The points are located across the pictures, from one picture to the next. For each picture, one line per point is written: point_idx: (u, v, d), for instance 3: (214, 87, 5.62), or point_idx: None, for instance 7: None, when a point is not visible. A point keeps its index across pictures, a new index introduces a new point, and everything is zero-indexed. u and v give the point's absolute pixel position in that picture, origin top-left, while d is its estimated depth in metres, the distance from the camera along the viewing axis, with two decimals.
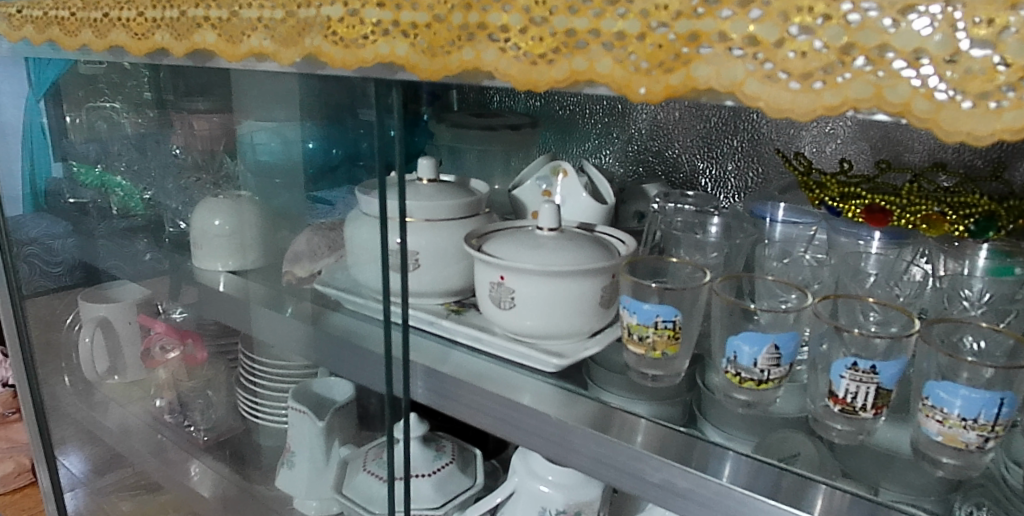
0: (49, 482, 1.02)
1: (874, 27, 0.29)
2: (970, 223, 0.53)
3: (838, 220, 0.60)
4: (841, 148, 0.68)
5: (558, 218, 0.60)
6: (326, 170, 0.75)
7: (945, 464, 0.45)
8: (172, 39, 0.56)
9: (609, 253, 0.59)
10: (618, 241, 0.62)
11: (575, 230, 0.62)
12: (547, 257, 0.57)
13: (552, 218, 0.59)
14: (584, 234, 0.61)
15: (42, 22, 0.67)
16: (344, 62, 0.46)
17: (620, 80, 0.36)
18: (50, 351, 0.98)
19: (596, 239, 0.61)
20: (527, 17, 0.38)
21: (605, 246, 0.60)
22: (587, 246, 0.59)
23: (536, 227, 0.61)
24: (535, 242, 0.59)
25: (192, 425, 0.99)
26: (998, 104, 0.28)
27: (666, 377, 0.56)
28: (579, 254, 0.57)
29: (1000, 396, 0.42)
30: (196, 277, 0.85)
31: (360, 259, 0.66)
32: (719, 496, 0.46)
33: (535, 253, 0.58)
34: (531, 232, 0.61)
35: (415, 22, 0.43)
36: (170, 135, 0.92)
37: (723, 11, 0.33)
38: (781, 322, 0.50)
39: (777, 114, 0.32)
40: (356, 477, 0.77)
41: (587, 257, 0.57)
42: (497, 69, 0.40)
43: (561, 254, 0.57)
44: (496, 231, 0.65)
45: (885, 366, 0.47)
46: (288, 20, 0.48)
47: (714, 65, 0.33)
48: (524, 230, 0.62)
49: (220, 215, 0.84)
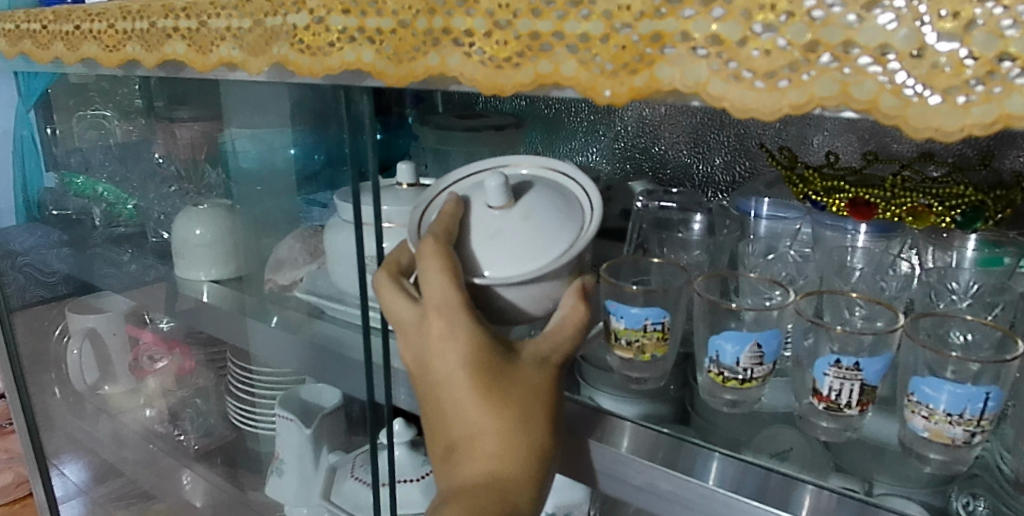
0: (44, 493, 1.02)
1: (838, 23, 0.29)
2: (958, 214, 0.53)
3: (822, 214, 0.59)
4: (828, 140, 0.67)
5: (506, 188, 0.47)
6: (311, 176, 0.76)
7: (932, 460, 0.45)
8: (142, 51, 0.55)
9: (571, 235, 0.48)
10: (581, 193, 0.51)
11: (532, 191, 0.49)
12: (511, 250, 0.47)
13: (499, 194, 0.47)
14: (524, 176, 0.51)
15: (14, 36, 0.67)
16: (311, 70, 0.45)
17: (585, 83, 0.36)
18: (40, 362, 0.98)
19: (547, 188, 0.50)
20: (491, 21, 0.38)
21: (566, 205, 0.49)
22: (547, 215, 0.48)
23: (484, 203, 0.49)
24: (487, 231, 0.48)
25: (183, 434, 1.01)
26: (966, 98, 0.27)
27: (651, 379, 0.55)
28: (544, 235, 0.47)
29: (985, 391, 0.41)
30: (182, 290, 0.82)
31: (340, 266, 0.65)
32: (703, 498, 0.45)
33: (488, 253, 0.47)
34: (479, 209, 0.49)
35: (380, 28, 0.42)
36: (153, 143, 0.90)
37: (685, 11, 0.32)
38: (764, 320, 0.49)
39: (741, 114, 0.32)
40: (344, 484, 0.75)
41: (545, 253, 0.47)
42: (462, 74, 0.39)
43: (524, 246, 0.47)
44: (436, 201, 0.51)
45: (869, 362, 0.46)
46: (255, 29, 0.48)
47: (678, 65, 0.33)
48: (459, 199, 0.49)
49: (202, 224, 0.81)
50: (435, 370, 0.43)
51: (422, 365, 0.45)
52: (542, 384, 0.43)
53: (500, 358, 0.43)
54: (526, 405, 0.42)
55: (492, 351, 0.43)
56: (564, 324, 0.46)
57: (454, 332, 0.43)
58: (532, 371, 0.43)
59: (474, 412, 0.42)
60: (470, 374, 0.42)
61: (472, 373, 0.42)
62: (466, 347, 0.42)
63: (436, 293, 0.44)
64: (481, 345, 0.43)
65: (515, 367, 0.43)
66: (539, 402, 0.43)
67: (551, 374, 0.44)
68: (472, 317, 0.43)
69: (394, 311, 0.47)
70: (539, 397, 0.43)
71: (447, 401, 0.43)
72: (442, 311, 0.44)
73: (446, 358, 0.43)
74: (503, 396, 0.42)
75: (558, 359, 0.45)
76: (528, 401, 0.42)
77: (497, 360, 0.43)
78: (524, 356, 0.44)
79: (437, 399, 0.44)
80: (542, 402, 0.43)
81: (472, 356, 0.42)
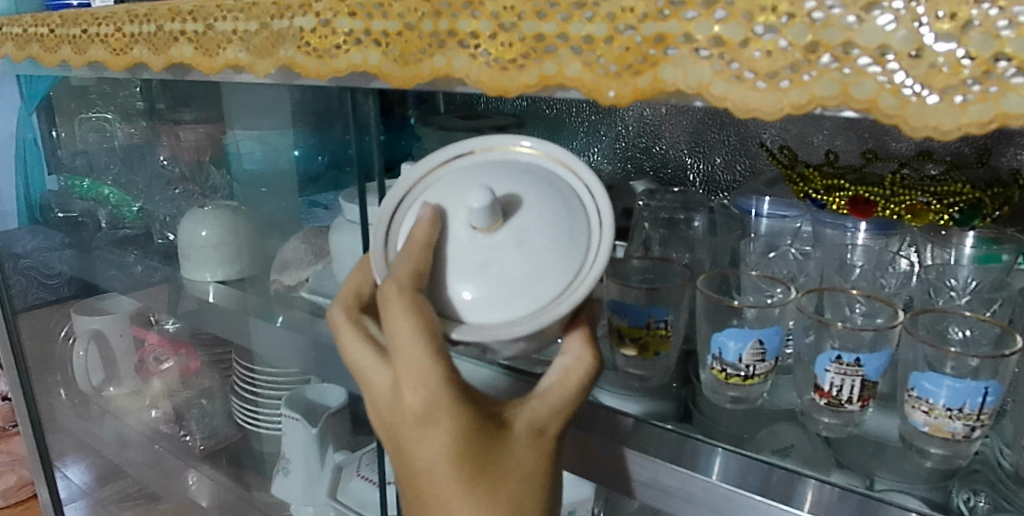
0: (48, 495, 1.03)
1: (838, 24, 0.29)
2: (955, 212, 0.53)
3: (823, 212, 0.60)
4: (828, 139, 0.68)
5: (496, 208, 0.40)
6: (317, 179, 0.80)
7: (932, 454, 0.45)
8: (149, 54, 0.56)
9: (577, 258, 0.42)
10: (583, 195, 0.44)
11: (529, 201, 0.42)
12: (504, 282, 0.41)
13: (486, 219, 0.40)
14: (509, 173, 0.43)
15: (21, 40, 0.67)
16: (318, 72, 0.46)
17: (590, 84, 0.36)
18: (45, 364, 0.99)
19: (546, 194, 0.43)
20: (496, 23, 0.38)
21: (569, 218, 0.42)
22: (546, 237, 0.41)
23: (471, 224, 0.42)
24: (477, 260, 0.41)
25: (189, 435, 1.00)
26: (963, 98, 0.28)
27: (654, 377, 0.56)
28: (543, 264, 0.41)
29: (984, 386, 0.42)
30: (188, 290, 0.82)
31: (346, 265, 0.66)
32: (706, 493, 0.46)
33: (480, 285, 0.41)
34: (467, 231, 0.42)
35: (386, 30, 0.42)
36: (157, 145, 0.91)
37: (688, 13, 0.33)
38: (765, 317, 0.50)
39: (743, 113, 0.32)
40: (350, 482, 0.77)
41: (546, 282, 0.41)
42: (468, 76, 0.40)
43: (521, 276, 0.41)
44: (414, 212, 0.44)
45: (869, 358, 0.46)
46: (262, 32, 0.48)
47: (681, 67, 0.33)
48: (440, 216, 0.42)
49: (207, 226, 0.80)
50: (413, 452, 0.39)
51: (397, 439, 0.41)
52: (532, 464, 0.40)
53: (487, 442, 0.39)
54: (514, 494, 0.39)
55: (478, 436, 0.39)
56: (566, 378, 0.43)
57: (432, 413, 0.39)
58: (522, 452, 0.40)
59: (455, 504, 0.38)
60: (452, 461, 0.38)
61: (455, 461, 0.38)
62: (448, 431, 0.38)
63: (410, 364, 0.39)
64: (465, 428, 0.39)
65: (504, 450, 0.39)
66: (527, 486, 0.40)
67: (541, 450, 0.41)
68: (454, 395, 0.39)
69: (363, 369, 0.43)
70: (528, 481, 0.40)
71: (424, 486, 0.39)
72: (417, 387, 0.39)
73: (425, 440, 0.39)
74: (490, 486, 0.39)
75: (553, 430, 0.42)
76: (517, 490, 0.39)
77: (483, 444, 0.39)
78: (514, 431, 0.40)
79: (413, 482, 0.40)
80: (531, 486, 0.40)
81: (452, 440, 0.38)
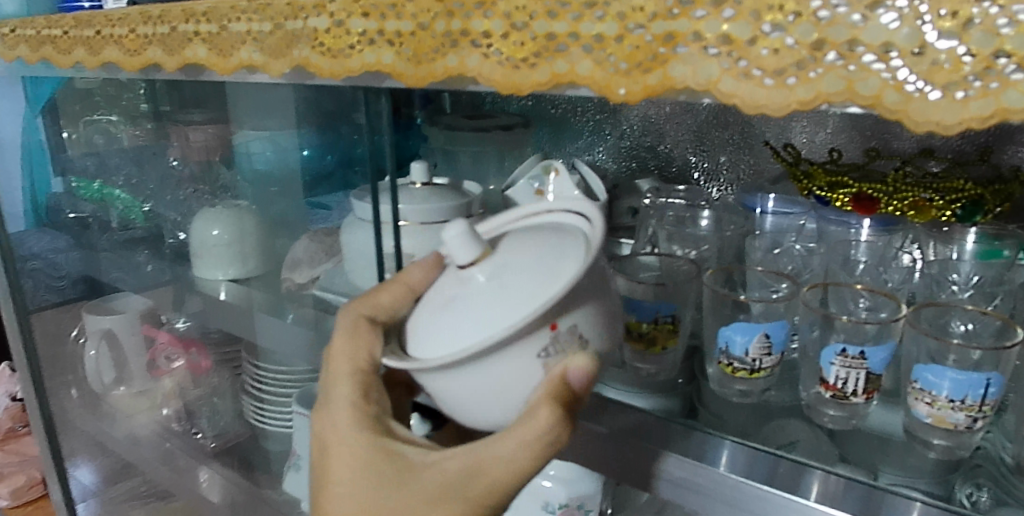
0: (60, 493, 1.04)
1: (843, 22, 0.30)
2: (958, 208, 0.54)
3: (827, 210, 0.61)
4: (831, 138, 0.69)
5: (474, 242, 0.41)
6: (324, 178, 0.80)
7: (935, 445, 0.46)
8: (164, 54, 0.57)
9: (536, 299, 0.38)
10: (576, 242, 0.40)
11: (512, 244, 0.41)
12: (462, 318, 0.39)
13: (462, 250, 0.41)
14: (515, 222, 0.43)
15: (35, 42, 0.68)
16: (332, 72, 0.47)
17: (600, 81, 0.37)
18: (57, 364, 1.00)
19: (534, 238, 0.41)
20: (508, 23, 0.39)
21: (549, 261, 0.39)
22: (513, 276, 0.39)
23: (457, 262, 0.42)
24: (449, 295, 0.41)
25: (200, 432, 1.00)
26: (964, 94, 0.29)
27: (660, 373, 0.56)
28: (500, 300, 0.39)
29: (986, 377, 0.43)
30: (199, 287, 0.83)
31: (357, 263, 0.66)
32: (715, 483, 0.47)
33: (443, 320, 0.40)
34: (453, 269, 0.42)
35: (399, 30, 0.43)
36: (167, 147, 0.92)
37: (697, 12, 0.33)
38: (772, 311, 0.51)
39: (752, 110, 0.33)
40: None
41: (497, 320, 0.38)
42: (481, 75, 0.41)
43: (477, 312, 0.39)
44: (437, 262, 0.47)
45: (874, 351, 0.47)
46: (276, 33, 0.49)
47: (690, 64, 0.34)
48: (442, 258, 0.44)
49: (219, 224, 0.81)
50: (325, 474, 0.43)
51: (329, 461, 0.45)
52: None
53: (377, 477, 0.40)
54: None
55: (368, 468, 0.40)
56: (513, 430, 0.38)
57: (336, 435, 0.42)
58: (413, 502, 0.39)
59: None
60: (341, 484, 0.41)
61: (344, 487, 0.41)
62: (343, 454, 0.41)
63: (334, 388, 0.44)
64: (359, 456, 0.41)
65: (392, 492, 0.39)
66: None
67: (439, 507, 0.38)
68: (358, 422, 0.42)
69: None
70: None
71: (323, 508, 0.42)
72: (333, 409, 0.43)
73: (328, 462, 0.42)
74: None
75: (461, 492, 0.38)
76: None
77: (372, 477, 0.40)
78: (414, 480, 0.39)
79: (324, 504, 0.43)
80: None
81: (346, 469, 0.41)
